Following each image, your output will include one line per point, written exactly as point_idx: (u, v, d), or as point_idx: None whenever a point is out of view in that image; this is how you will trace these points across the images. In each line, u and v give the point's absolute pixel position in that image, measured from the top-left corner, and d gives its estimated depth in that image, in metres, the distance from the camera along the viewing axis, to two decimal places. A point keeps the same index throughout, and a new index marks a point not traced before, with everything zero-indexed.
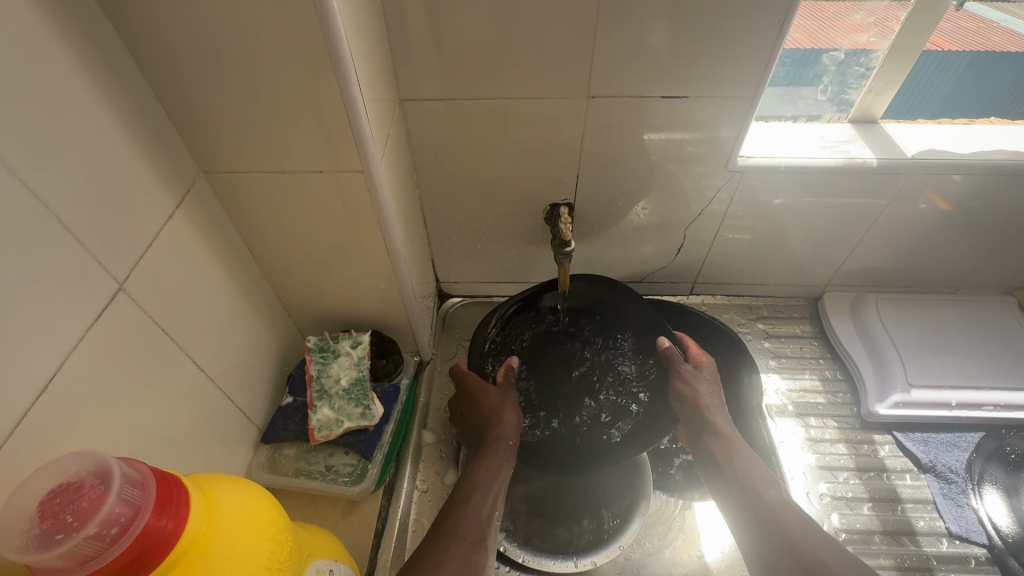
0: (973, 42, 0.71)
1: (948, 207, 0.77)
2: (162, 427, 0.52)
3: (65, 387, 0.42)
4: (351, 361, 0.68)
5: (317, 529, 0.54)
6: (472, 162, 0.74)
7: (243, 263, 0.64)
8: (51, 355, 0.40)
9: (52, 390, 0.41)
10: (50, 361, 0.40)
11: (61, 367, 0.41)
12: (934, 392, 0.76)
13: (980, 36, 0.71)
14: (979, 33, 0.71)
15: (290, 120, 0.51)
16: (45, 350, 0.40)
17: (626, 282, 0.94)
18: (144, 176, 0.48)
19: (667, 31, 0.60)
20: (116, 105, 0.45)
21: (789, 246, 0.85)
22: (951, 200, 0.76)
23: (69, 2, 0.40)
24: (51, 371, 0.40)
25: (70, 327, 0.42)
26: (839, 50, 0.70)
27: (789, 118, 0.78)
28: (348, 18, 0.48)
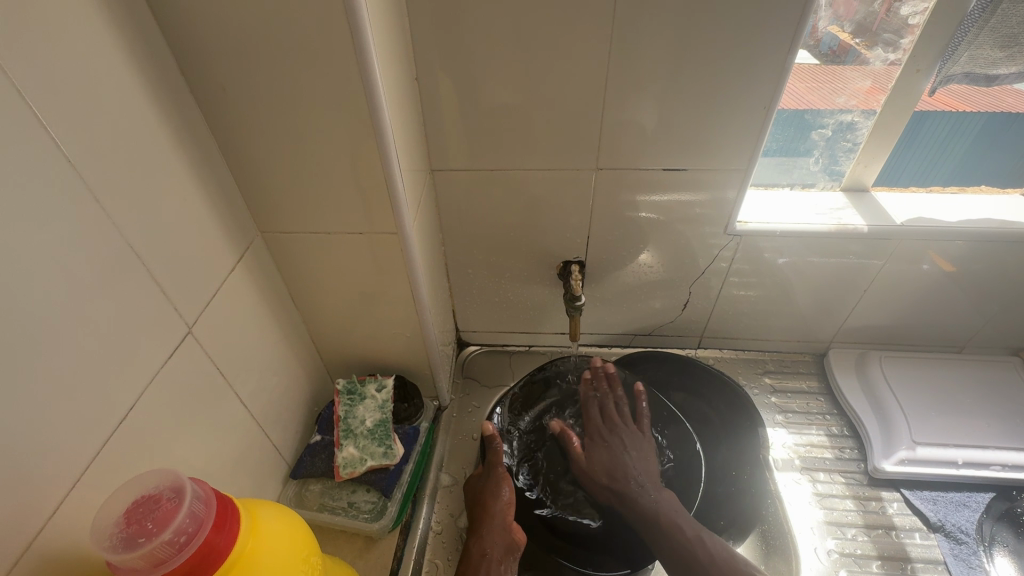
0: (984, 106, 0.75)
1: (952, 268, 0.81)
2: (208, 457, 0.57)
3: (137, 417, 0.48)
4: (376, 404, 0.73)
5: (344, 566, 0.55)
6: (492, 223, 0.82)
7: (285, 310, 0.71)
8: (130, 388, 0.47)
9: (128, 418, 0.47)
10: (129, 394, 0.47)
11: (137, 399, 0.48)
12: (939, 450, 0.77)
13: (993, 100, 0.74)
14: (991, 97, 0.74)
15: (337, 190, 0.60)
16: (125, 385, 0.47)
17: (636, 334, 0.98)
18: (215, 235, 0.57)
19: (667, 111, 0.68)
20: (199, 179, 0.54)
21: (791, 303, 0.90)
22: (954, 262, 0.80)
23: (173, 100, 0.50)
24: (129, 403, 0.47)
25: (148, 364, 0.49)
26: (827, 126, 0.77)
27: (786, 186, 0.85)
28: (391, 107, 0.57)
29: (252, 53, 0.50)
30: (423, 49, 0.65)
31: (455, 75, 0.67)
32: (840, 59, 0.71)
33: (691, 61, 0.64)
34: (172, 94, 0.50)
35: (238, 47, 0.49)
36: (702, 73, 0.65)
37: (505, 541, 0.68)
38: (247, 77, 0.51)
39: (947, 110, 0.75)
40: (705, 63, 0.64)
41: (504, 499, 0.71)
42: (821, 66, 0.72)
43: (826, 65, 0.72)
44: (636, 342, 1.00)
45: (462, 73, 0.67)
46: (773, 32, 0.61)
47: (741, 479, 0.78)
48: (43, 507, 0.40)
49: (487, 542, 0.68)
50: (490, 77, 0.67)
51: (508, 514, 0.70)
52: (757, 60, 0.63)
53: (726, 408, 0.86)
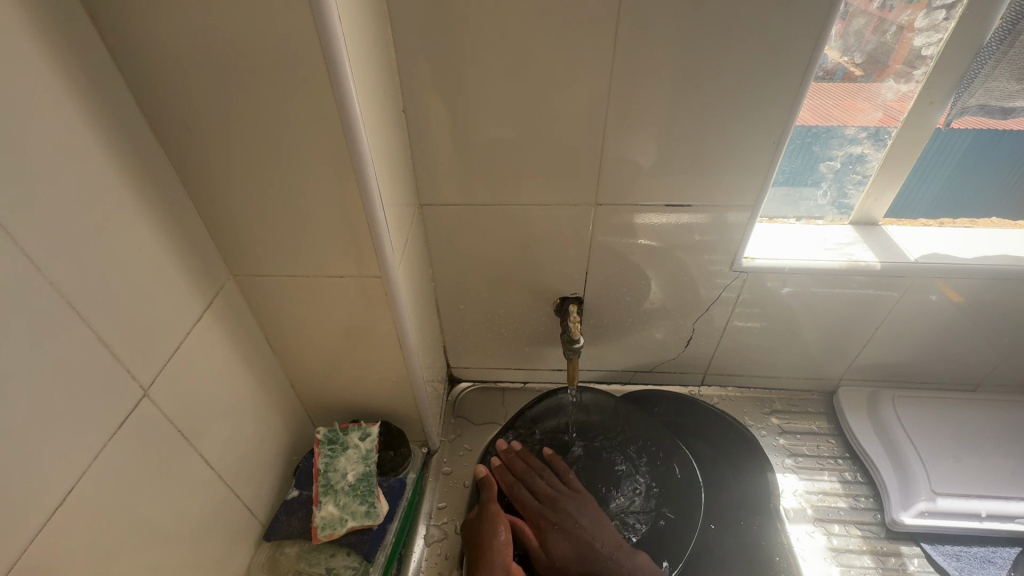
0: (974, 124, 0.70)
1: (959, 298, 0.77)
2: (170, 527, 0.51)
3: (84, 495, 0.42)
4: (358, 455, 0.68)
5: None
6: (485, 258, 0.78)
7: (262, 355, 0.66)
8: (76, 465, 0.42)
9: (72, 499, 0.41)
10: (74, 471, 0.41)
11: (81, 476, 0.42)
12: (961, 501, 0.73)
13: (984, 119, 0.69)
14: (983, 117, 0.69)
15: (316, 231, 0.56)
16: (70, 461, 0.41)
17: (636, 371, 0.94)
18: (180, 283, 0.52)
19: (670, 145, 0.64)
20: (163, 223, 0.49)
21: (799, 339, 0.86)
22: (962, 293, 0.76)
23: (133, 139, 0.46)
24: (73, 481, 0.41)
25: (98, 434, 0.43)
26: (835, 158, 0.74)
27: (792, 219, 0.81)
28: (375, 145, 0.53)
29: (221, 89, 0.45)
30: (411, 80, 0.61)
31: (445, 108, 0.63)
32: (847, 84, 0.67)
33: (696, 94, 0.60)
34: (132, 133, 0.46)
35: (206, 82, 0.45)
36: (706, 107, 0.61)
37: None
38: (216, 114, 0.47)
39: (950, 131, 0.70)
40: (710, 96, 0.60)
41: (501, 540, 0.67)
42: (826, 87, 0.67)
43: (821, 85, 0.67)
44: (636, 379, 0.95)
45: (452, 105, 0.63)
46: (782, 66, 0.58)
47: (746, 525, 0.74)
48: None
49: None
50: (482, 110, 0.63)
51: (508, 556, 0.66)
52: (765, 95, 0.60)
53: (732, 444, 0.82)
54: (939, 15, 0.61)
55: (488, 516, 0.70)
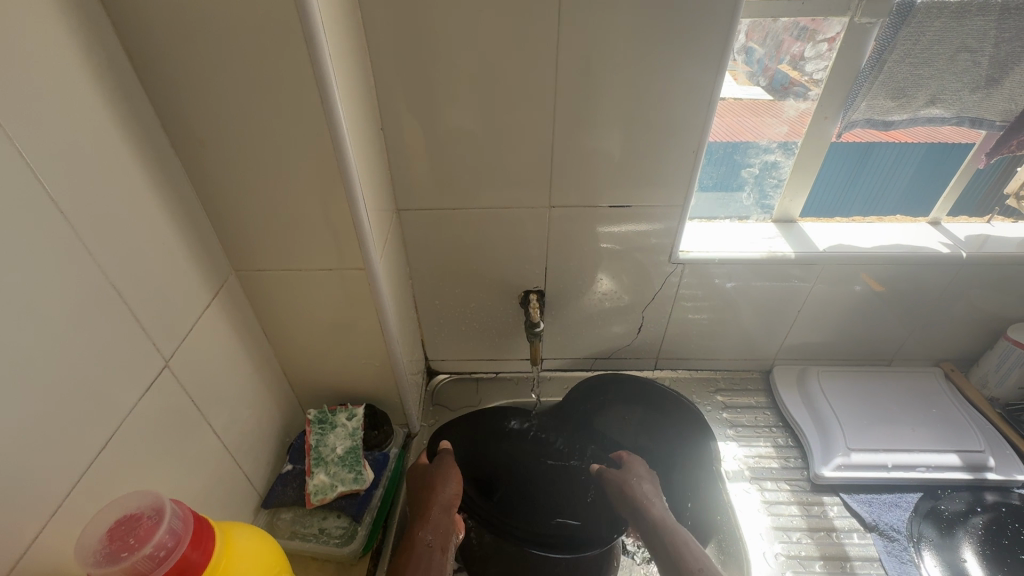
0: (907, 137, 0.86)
1: (880, 288, 0.91)
2: (182, 485, 0.59)
3: (116, 446, 0.51)
4: (346, 431, 0.76)
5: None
6: (457, 256, 0.88)
7: (258, 344, 0.75)
8: (111, 418, 0.50)
9: (107, 449, 0.50)
10: (109, 424, 0.50)
11: (114, 429, 0.50)
12: (871, 455, 0.84)
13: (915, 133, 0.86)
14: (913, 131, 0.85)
15: (308, 230, 0.65)
16: (106, 415, 0.49)
17: (597, 358, 1.04)
18: (192, 273, 0.61)
19: (610, 154, 0.76)
20: (177, 222, 0.58)
21: (736, 324, 0.97)
22: (883, 283, 0.90)
23: (155, 152, 0.55)
24: (109, 432, 0.50)
25: (127, 396, 0.52)
26: (754, 165, 0.87)
27: (724, 218, 0.94)
28: (358, 156, 0.63)
29: (232, 110, 0.55)
30: (388, 102, 0.72)
31: (418, 125, 0.74)
32: (757, 101, 0.80)
33: (628, 113, 0.72)
34: (154, 146, 0.55)
35: (219, 105, 0.55)
36: (637, 124, 0.73)
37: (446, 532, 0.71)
38: (227, 131, 0.57)
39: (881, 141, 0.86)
40: (639, 114, 0.72)
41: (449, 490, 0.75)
42: (739, 104, 0.80)
43: (738, 102, 0.80)
44: (597, 366, 1.06)
45: (424, 123, 0.74)
46: (695, 90, 0.70)
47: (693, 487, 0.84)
48: (25, 534, 0.42)
49: (429, 535, 0.70)
50: (450, 126, 0.74)
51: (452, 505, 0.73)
52: (684, 113, 0.72)
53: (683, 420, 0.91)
54: (824, 46, 0.75)
55: (445, 468, 0.77)
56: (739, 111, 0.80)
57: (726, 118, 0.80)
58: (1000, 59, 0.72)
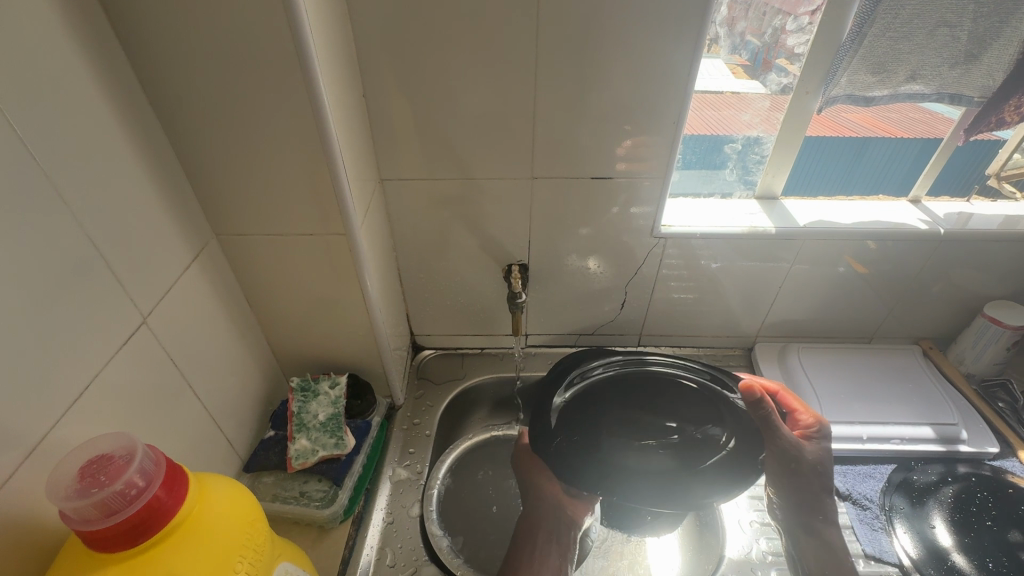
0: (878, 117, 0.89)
1: (864, 269, 0.92)
2: (161, 443, 0.59)
3: (91, 400, 0.50)
4: (328, 399, 0.77)
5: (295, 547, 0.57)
6: (441, 229, 0.88)
7: (241, 310, 0.75)
8: (86, 371, 0.50)
9: (81, 401, 0.49)
10: (84, 377, 0.50)
11: (90, 383, 0.50)
12: (847, 427, 0.86)
13: (885, 113, 0.89)
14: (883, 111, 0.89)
15: (288, 194, 0.65)
16: (81, 368, 0.49)
17: (581, 335, 1.05)
18: (171, 233, 0.60)
19: (594, 124, 0.76)
20: (155, 180, 0.58)
21: (719, 300, 0.98)
22: (868, 265, 0.91)
23: (131, 106, 0.54)
24: (84, 384, 0.49)
25: (103, 351, 0.52)
26: (737, 141, 0.88)
27: (707, 195, 0.94)
28: (338, 120, 0.63)
29: (209, 66, 0.55)
30: (370, 67, 0.71)
31: (401, 92, 0.73)
32: (739, 76, 0.83)
33: (611, 82, 0.72)
34: (129, 100, 0.54)
35: (195, 60, 0.54)
36: (620, 93, 0.73)
37: None
38: (204, 88, 0.56)
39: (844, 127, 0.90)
40: (622, 84, 0.72)
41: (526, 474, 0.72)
42: (720, 79, 0.83)
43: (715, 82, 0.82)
44: (581, 342, 1.06)
45: (407, 90, 0.73)
46: (679, 58, 0.70)
47: None
48: None
49: None
50: (434, 94, 0.73)
51: None
52: (667, 83, 0.72)
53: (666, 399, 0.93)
54: (805, 20, 0.75)
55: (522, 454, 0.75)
56: (715, 94, 0.83)
57: (705, 100, 0.84)
58: (979, 35, 0.73)
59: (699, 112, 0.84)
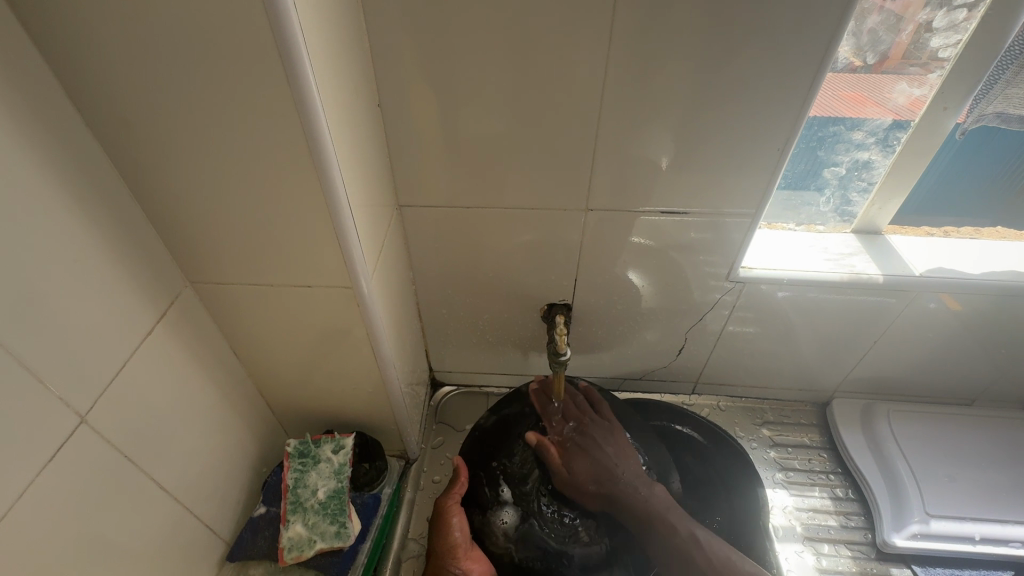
0: None
1: (959, 307, 0.73)
2: (116, 557, 0.48)
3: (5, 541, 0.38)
4: (331, 469, 0.64)
5: None
6: (469, 263, 0.74)
7: (227, 366, 0.62)
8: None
9: None
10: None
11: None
12: (955, 524, 0.71)
13: None
14: None
15: (278, 241, 0.50)
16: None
17: (625, 379, 0.91)
18: (126, 296, 0.47)
19: (669, 149, 0.60)
20: (103, 231, 0.44)
21: (795, 351, 0.82)
22: (963, 302, 0.72)
23: (64, 137, 0.40)
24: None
25: (21, 473, 0.39)
26: (841, 163, 0.70)
27: (793, 225, 0.77)
28: (343, 147, 0.48)
29: (165, 85, 0.40)
30: (387, 71, 0.56)
31: (426, 103, 0.58)
32: (860, 78, 0.62)
33: (695, 100, 0.56)
34: (61, 128, 0.40)
35: (145, 74, 0.39)
36: (706, 112, 0.57)
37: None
38: (159, 112, 0.41)
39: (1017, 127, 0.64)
40: (709, 102, 0.56)
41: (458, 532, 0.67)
42: (833, 83, 0.62)
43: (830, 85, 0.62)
44: (624, 387, 0.92)
45: (433, 101, 0.58)
46: (788, 69, 0.53)
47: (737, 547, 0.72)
48: None
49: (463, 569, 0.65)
50: (467, 107, 0.58)
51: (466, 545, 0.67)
52: (768, 100, 0.55)
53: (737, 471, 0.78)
54: (959, 14, 0.57)
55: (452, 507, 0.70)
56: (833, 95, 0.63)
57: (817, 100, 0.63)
58: None
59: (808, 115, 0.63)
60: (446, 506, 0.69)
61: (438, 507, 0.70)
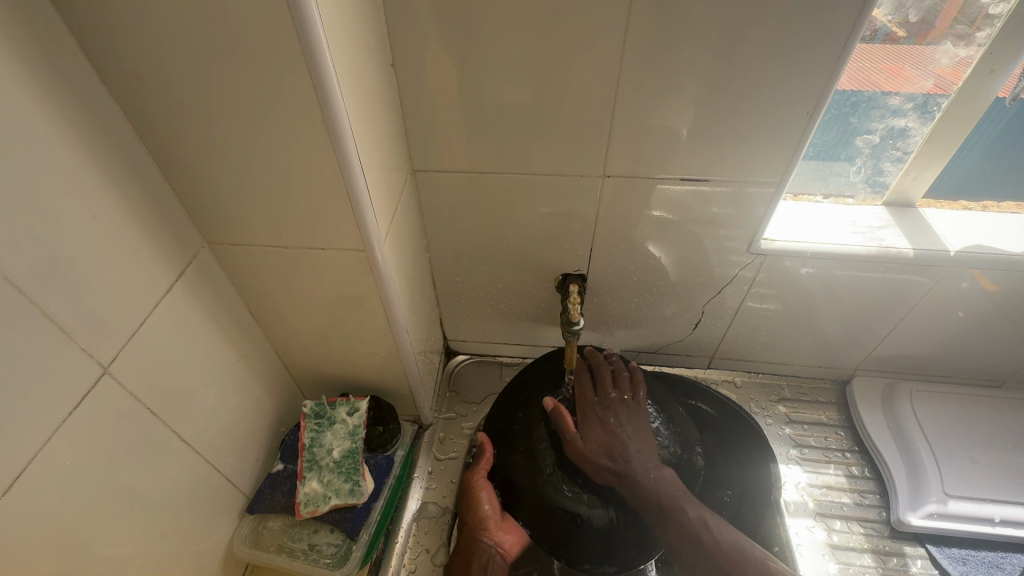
0: None
1: (994, 287, 0.69)
2: (140, 504, 0.50)
3: (31, 485, 0.40)
4: (345, 431, 0.66)
5: None
6: (483, 230, 0.73)
7: (244, 327, 0.63)
8: (20, 452, 0.39)
9: (19, 488, 0.39)
10: (16, 460, 0.39)
11: (28, 464, 0.39)
12: (973, 504, 0.71)
13: None
14: None
15: (289, 203, 0.50)
16: (13, 449, 0.38)
17: (639, 352, 0.90)
18: (145, 254, 0.48)
19: (693, 113, 0.57)
20: (122, 189, 0.45)
21: (817, 327, 0.80)
22: (998, 281, 0.68)
23: (81, 92, 0.40)
24: (17, 470, 0.39)
25: (44, 422, 0.40)
26: (874, 131, 0.66)
27: (820, 196, 0.74)
28: (355, 107, 0.47)
29: (175, 39, 0.39)
30: (403, 29, 0.54)
31: (437, 65, 0.57)
32: (935, 45, 0.59)
33: (725, 62, 0.53)
34: (77, 83, 0.40)
35: (151, 27, 0.39)
36: (736, 74, 0.54)
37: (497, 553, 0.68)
38: (167, 67, 0.41)
39: None
40: (739, 63, 0.53)
41: (484, 509, 0.70)
42: (901, 47, 0.59)
43: (869, 46, 0.59)
44: (639, 360, 0.92)
45: (446, 62, 0.56)
46: (825, 26, 0.50)
47: (749, 521, 0.71)
48: None
49: (493, 540, 0.68)
50: (479, 66, 0.56)
51: (493, 520, 0.70)
52: (802, 59, 0.52)
53: (751, 445, 0.76)
54: None
55: (476, 485, 0.72)
56: (888, 53, 0.59)
57: (867, 51, 0.59)
58: None
59: (855, 69, 0.60)
60: (473, 481, 0.72)
61: (465, 481, 0.73)
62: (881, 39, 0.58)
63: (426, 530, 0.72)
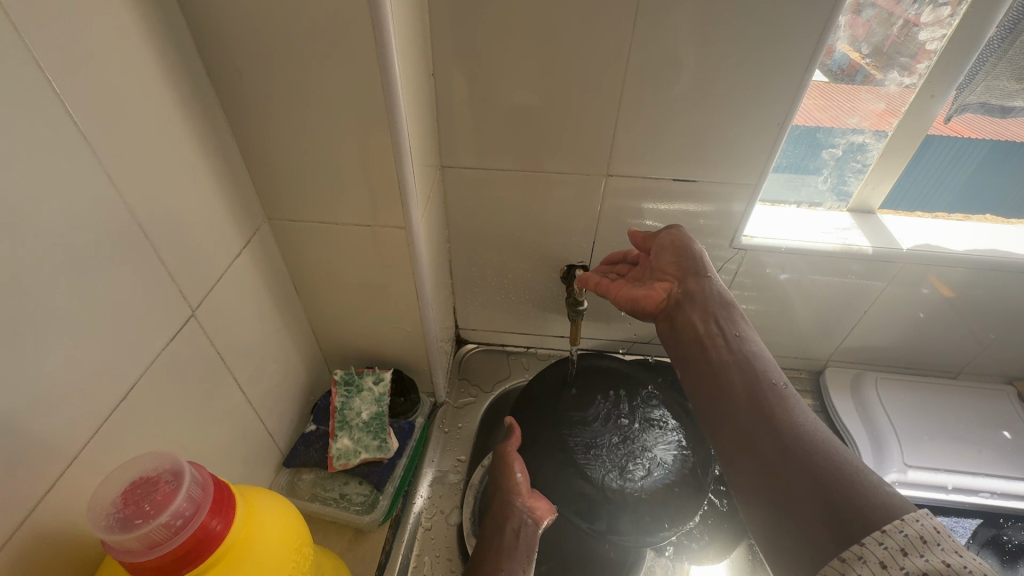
0: (988, 134, 0.74)
1: (951, 293, 0.80)
2: (205, 439, 0.57)
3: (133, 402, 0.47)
4: (372, 397, 0.73)
5: (279, 498, 0.47)
6: (499, 223, 0.82)
7: (288, 298, 0.71)
8: (129, 371, 0.46)
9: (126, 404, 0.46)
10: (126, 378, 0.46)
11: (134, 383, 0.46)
12: (929, 474, 0.79)
13: (998, 129, 0.74)
14: (996, 126, 0.73)
15: (343, 184, 0.59)
16: (125, 368, 0.45)
17: (634, 342, 0.99)
18: (225, 219, 0.56)
19: (686, 120, 0.68)
20: (213, 161, 0.53)
21: (794, 319, 0.89)
22: (955, 288, 0.80)
23: (190, 78, 0.49)
24: (127, 385, 0.46)
25: (146, 349, 0.48)
26: (837, 146, 0.77)
27: (793, 203, 0.85)
28: (408, 102, 0.56)
29: (273, 38, 0.48)
30: (443, 42, 0.64)
31: (471, 73, 0.66)
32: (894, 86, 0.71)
33: (713, 77, 0.63)
34: (188, 70, 0.49)
35: (255, 27, 0.48)
36: (722, 88, 0.64)
37: (529, 516, 0.70)
38: (262, 61, 0.50)
39: (960, 137, 0.75)
40: (725, 78, 0.64)
41: (516, 479, 0.73)
42: (879, 87, 0.71)
43: (837, 83, 0.71)
44: (631, 350, 1.00)
45: (479, 71, 0.66)
46: (795, 49, 0.60)
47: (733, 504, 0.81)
48: (43, 479, 0.39)
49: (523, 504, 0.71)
50: (507, 75, 0.66)
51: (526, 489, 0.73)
52: (777, 75, 0.63)
53: None
54: (944, 11, 0.64)
55: (508, 457, 0.76)
56: (838, 83, 0.71)
57: (818, 88, 0.72)
58: None
59: (818, 99, 0.73)
60: (507, 452, 0.76)
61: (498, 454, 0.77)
62: (862, 80, 0.71)
63: (442, 493, 0.79)
